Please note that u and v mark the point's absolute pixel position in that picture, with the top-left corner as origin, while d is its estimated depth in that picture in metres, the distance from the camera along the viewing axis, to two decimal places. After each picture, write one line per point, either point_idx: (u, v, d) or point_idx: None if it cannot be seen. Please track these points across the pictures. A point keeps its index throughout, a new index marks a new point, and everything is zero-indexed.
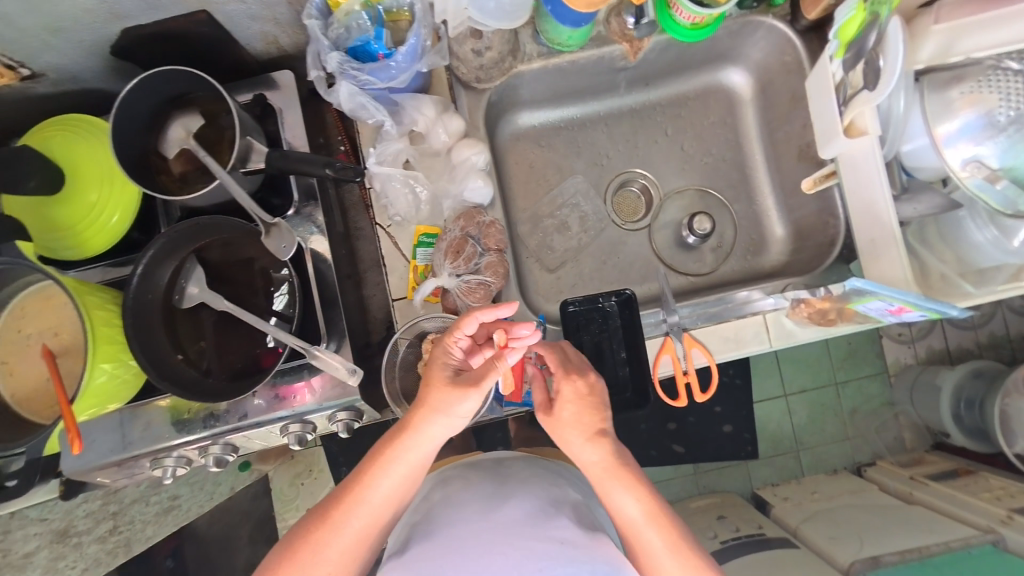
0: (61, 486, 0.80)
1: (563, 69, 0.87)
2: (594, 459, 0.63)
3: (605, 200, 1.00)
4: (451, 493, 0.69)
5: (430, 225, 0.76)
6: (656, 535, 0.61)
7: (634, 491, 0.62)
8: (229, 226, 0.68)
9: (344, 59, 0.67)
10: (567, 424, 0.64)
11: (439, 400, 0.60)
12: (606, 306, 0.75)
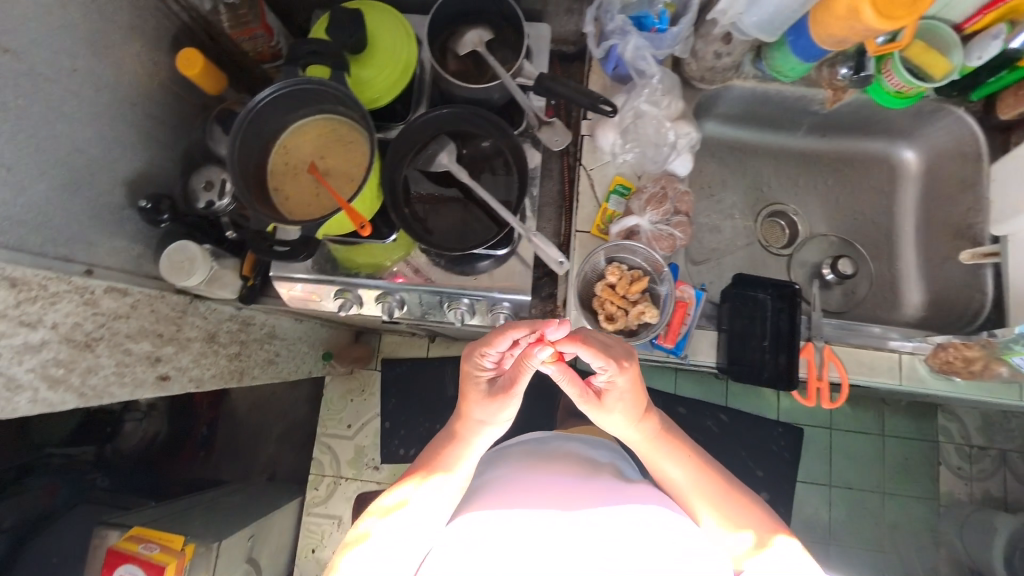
0: (244, 289, 0.92)
1: (767, 96, 0.98)
2: (647, 432, 0.78)
3: (755, 222, 1.09)
4: (511, 464, 0.89)
5: (626, 179, 0.87)
6: (697, 483, 0.77)
7: (676, 454, 0.79)
8: (481, 123, 0.81)
9: (626, 21, 0.79)
10: (622, 406, 0.72)
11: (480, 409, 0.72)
12: (761, 299, 0.82)
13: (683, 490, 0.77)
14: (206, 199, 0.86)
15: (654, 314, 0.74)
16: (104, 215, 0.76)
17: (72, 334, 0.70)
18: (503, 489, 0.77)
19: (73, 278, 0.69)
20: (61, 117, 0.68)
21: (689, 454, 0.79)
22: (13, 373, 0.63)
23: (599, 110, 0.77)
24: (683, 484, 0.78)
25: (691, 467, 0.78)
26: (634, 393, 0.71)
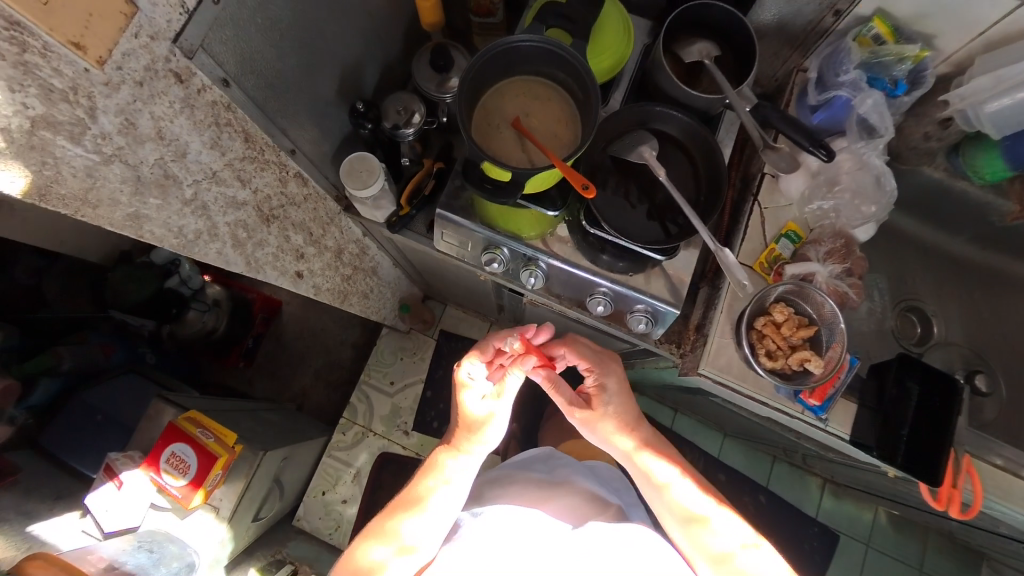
0: (394, 215, 0.93)
1: (954, 195, 0.91)
2: (617, 453, 0.85)
3: (889, 310, 0.99)
4: (518, 492, 0.97)
5: (799, 226, 0.84)
6: (685, 520, 0.77)
7: (657, 484, 0.80)
8: (685, 132, 0.79)
9: (860, 76, 0.76)
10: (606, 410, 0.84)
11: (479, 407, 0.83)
12: (907, 385, 0.78)
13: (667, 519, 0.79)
14: (394, 121, 0.87)
15: (819, 365, 0.72)
16: (322, 109, 0.78)
17: (262, 205, 0.72)
18: (500, 510, 0.86)
19: (281, 152, 0.71)
20: (326, 7, 0.69)
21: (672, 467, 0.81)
22: (215, 221, 0.64)
23: (815, 154, 0.74)
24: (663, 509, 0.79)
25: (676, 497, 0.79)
26: (619, 395, 0.85)
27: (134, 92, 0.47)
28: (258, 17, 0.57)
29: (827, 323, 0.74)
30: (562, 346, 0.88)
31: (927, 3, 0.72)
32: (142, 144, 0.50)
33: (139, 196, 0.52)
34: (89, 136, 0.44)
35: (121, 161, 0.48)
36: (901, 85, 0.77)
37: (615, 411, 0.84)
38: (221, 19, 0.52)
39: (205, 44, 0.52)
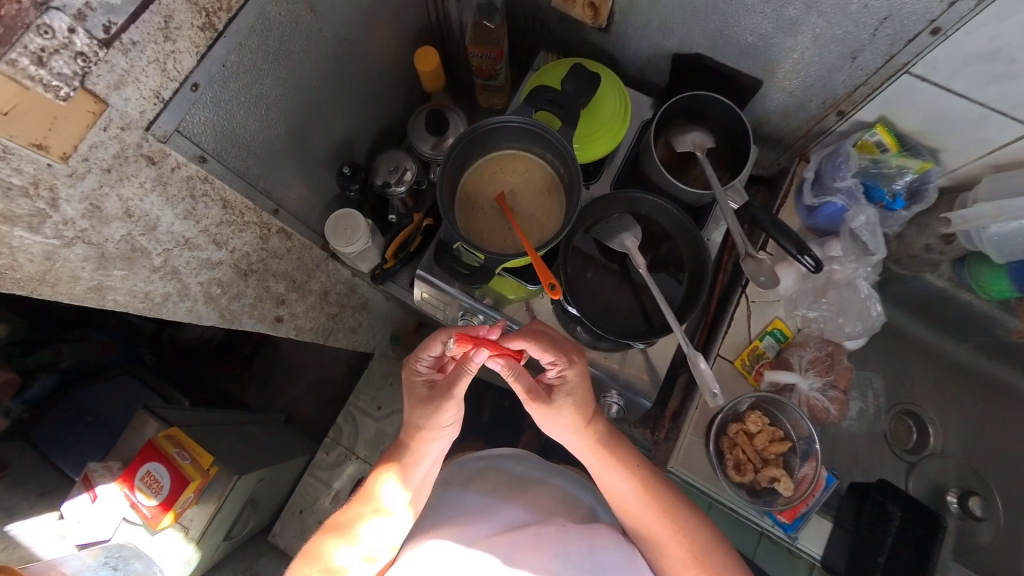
0: (379, 268, 0.93)
1: (960, 306, 0.85)
2: (576, 446, 0.74)
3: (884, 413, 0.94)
4: (488, 479, 0.89)
5: (787, 324, 0.80)
6: (654, 524, 0.73)
7: (625, 476, 0.73)
8: (671, 220, 0.78)
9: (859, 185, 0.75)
10: (566, 405, 0.70)
11: (422, 415, 0.73)
12: (887, 507, 0.72)
13: (633, 514, 0.74)
14: (385, 178, 0.88)
15: (789, 487, 0.68)
16: (312, 166, 0.78)
17: (239, 261, 0.73)
18: (480, 518, 0.80)
19: (263, 212, 0.71)
20: (320, 77, 0.69)
21: (637, 470, 0.74)
22: (186, 282, 0.65)
23: (802, 260, 0.69)
24: (631, 502, 0.73)
25: (640, 494, 0.73)
26: (583, 388, 0.70)
27: (101, 178, 0.48)
28: (242, 96, 0.58)
29: (802, 439, 0.71)
30: (521, 343, 0.67)
31: (935, 118, 0.68)
32: (108, 224, 0.51)
33: (102, 269, 0.53)
34: (49, 223, 0.46)
35: (83, 242, 0.49)
36: (896, 198, 0.76)
37: (576, 408, 0.70)
38: (200, 102, 0.53)
39: (181, 127, 0.53)
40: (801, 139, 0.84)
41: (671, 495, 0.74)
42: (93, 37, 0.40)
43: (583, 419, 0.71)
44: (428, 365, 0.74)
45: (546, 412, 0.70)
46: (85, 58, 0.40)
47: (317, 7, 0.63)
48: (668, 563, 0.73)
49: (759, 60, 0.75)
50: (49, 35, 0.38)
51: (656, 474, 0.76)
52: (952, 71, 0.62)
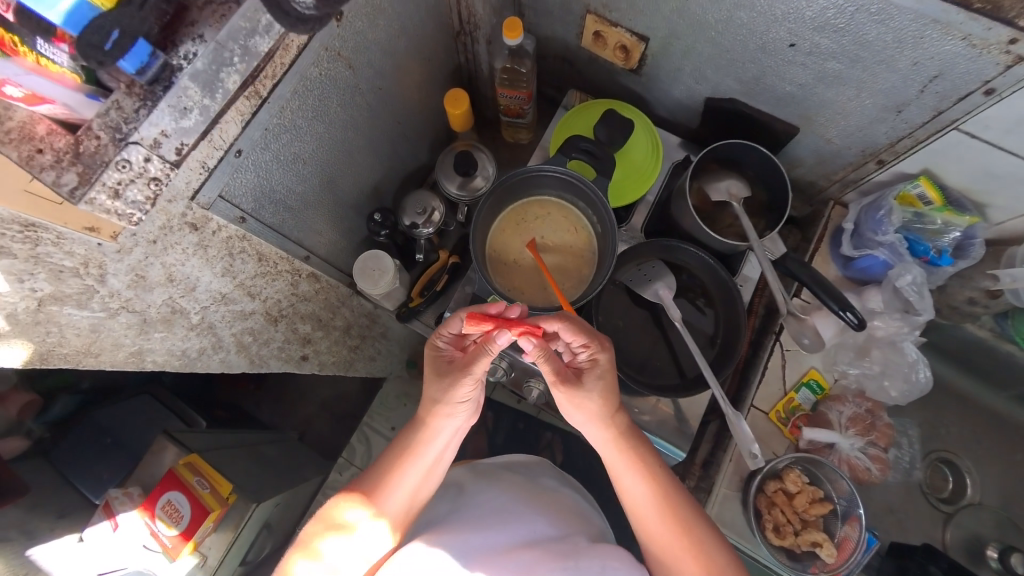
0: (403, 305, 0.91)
1: (1003, 355, 0.82)
2: (599, 437, 0.67)
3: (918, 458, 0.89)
4: (498, 486, 0.80)
5: (823, 375, 0.79)
6: (670, 538, 0.63)
7: (642, 478, 0.65)
8: (705, 270, 0.77)
9: (901, 240, 0.75)
10: (591, 391, 0.64)
11: (437, 387, 0.67)
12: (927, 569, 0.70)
13: (648, 522, 0.65)
14: (412, 220, 0.87)
15: (831, 553, 0.66)
16: (341, 214, 0.79)
17: (270, 309, 0.72)
18: (485, 526, 0.69)
19: (295, 261, 0.70)
20: (354, 126, 0.69)
21: (660, 475, 0.66)
22: (220, 334, 0.66)
23: (845, 317, 0.68)
24: (645, 510, 0.65)
25: (660, 500, 0.64)
26: (611, 379, 0.65)
27: (147, 250, 0.47)
28: (281, 156, 0.58)
29: (842, 501, 0.69)
30: (553, 324, 0.62)
31: (982, 172, 0.66)
32: (150, 291, 0.51)
33: (143, 334, 0.55)
34: (96, 299, 0.47)
35: (127, 311, 0.50)
36: (943, 255, 0.74)
37: (603, 396, 0.64)
38: (241, 165, 0.52)
39: (222, 193, 0.52)
40: (836, 183, 0.83)
41: (692, 511, 0.65)
42: (165, 162, 0.42)
43: (609, 407, 0.65)
44: (449, 342, 0.70)
45: (571, 396, 0.65)
46: (157, 181, 0.42)
47: (355, 62, 0.62)
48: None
49: (797, 108, 0.73)
50: (123, 168, 0.40)
51: (677, 484, 0.67)
52: (1005, 131, 0.60)
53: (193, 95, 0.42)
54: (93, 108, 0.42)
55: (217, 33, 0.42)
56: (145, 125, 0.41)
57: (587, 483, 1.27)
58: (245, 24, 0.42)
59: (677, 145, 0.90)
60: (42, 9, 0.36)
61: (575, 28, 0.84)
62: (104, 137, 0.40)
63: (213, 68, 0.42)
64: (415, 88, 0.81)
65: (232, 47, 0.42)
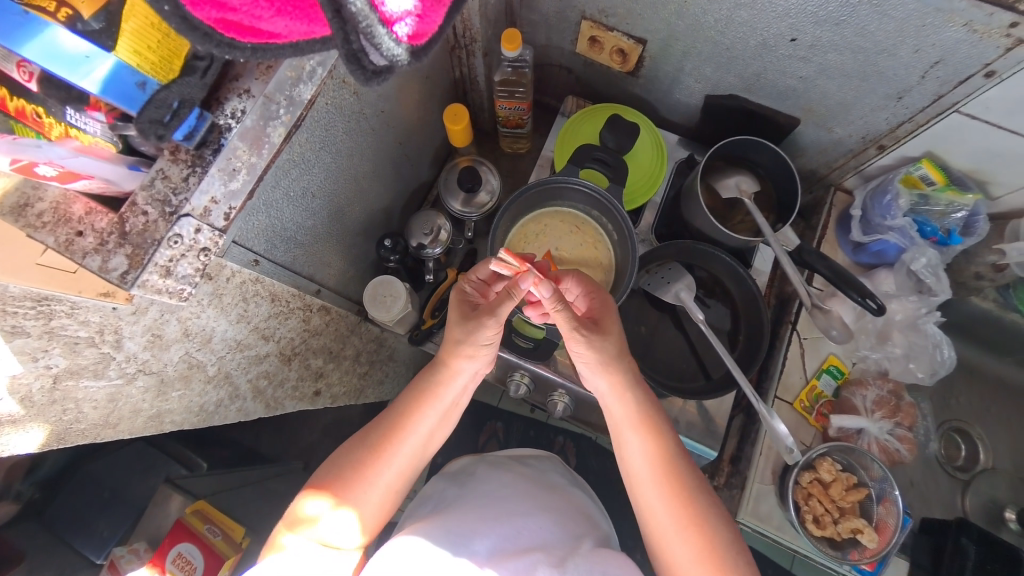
0: (416, 330, 0.87)
1: (1004, 325, 0.85)
2: (609, 390, 0.64)
3: (933, 432, 0.91)
4: (505, 479, 0.76)
5: (841, 360, 0.80)
6: (663, 501, 0.61)
7: (650, 436, 0.63)
8: (721, 267, 0.78)
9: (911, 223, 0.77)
10: (605, 342, 0.62)
11: (461, 330, 0.64)
12: (961, 541, 0.71)
13: (649, 481, 0.62)
14: (420, 240, 0.85)
15: (873, 539, 0.67)
16: (348, 244, 0.79)
17: (284, 348, 0.68)
18: (491, 520, 0.65)
19: (307, 296, 0.67)
20: (356, 152, 0.69)
21: (667, 436, 0.63)
22: (236, 383, 0.62)
23: (864, 304, 0.69)
24: (647, 472, 0.62)
25: (665, 460, 0.62)
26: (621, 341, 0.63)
27: (163, 308, 0.44)
28: (290, 192, 0.56)
29: (876, 484, 0.70)
30: (566, 278, 0.65)
31: (981, 151, 0.69)
32: (167, 349, 0.48)
33: (161, 395, 0.52)
34: (113, 366, 0.44)
35: (145, 374, 0.48)
36: (952, 231, 0.77)
37: (617, 347, 0.62)
38: (254, 207, 0.50)
39: (236, 238, 0.49)
40: (836, 170, 0.85)
41: (695, 474, 0.63)
42: (216, 230, 0.41)
43: (621, 356, 0.63)
44: (474, 289, 0.68)
45: (591, 341, 0.61)
46: (207, 251, 0.41)
47: (360, 90, 0.62)
48: (671, 555, 0.60)
49: (798, 101, 0.74)
50: (177, 242, 0.39)
51: (684, 450, 0.64)
52: (1005, 111, 0.61)
53: (241, 154, 0.41)
54: (136, 180, 0.41)
55: (264, 87, 0.41)
56: (196, 194, 0.40)
57: (608, 487, 1.25)
58: (291, 74, 0.42)
59: (678, 144, 0.92)
60: (78, 79, 0.35)
61: (571, 35, 0.85)
62: (153, 212, 0.39)
63: (260, 123, 0.41)
64: (416, 107, 0.84)
65: (278, 99, 0.42)
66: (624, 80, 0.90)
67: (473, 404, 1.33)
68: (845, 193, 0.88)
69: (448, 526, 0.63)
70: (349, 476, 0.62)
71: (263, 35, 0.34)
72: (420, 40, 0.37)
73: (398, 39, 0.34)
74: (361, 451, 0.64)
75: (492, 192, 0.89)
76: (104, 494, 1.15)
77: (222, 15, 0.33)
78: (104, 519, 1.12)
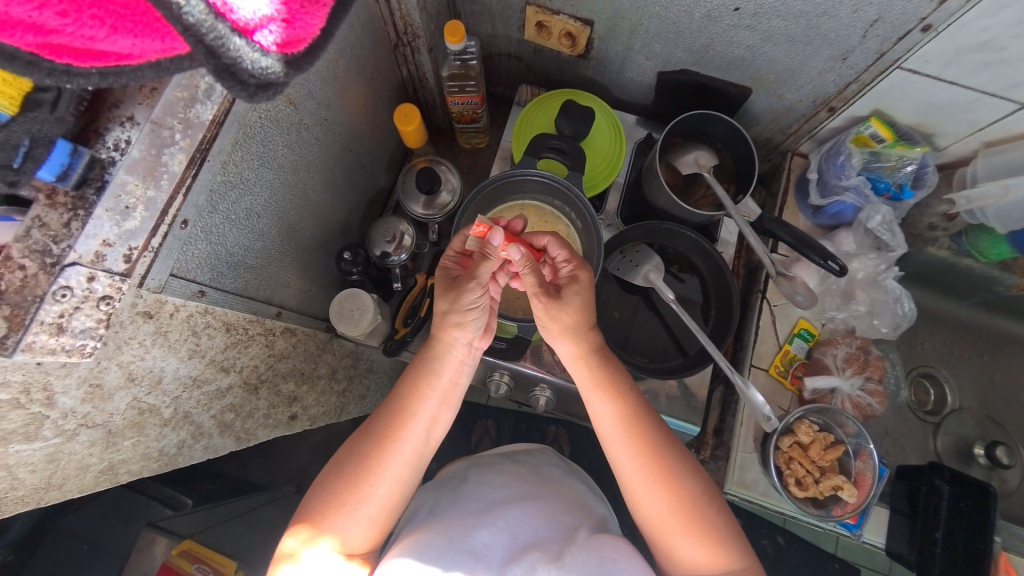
0: (390, 339, 0.85)
1: (960, 270, 0.88)
2: (568, 355, 0.64)
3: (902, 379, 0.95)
4: (500, 480, 0.74)
5: (811, 322, 0.82)
6: (634, 461, 0.60)
7: (611, 398, 0.62)
8: (687, 244, 0.78)
9: (865, 181, 0.78)
10: (568, 305, 0.61)
11: (445, 299, 0.63)
12: (935, 483, 0.73)
13: (614, 440, 0.62)
14: (383, 249, 0.83)
15: (853, 493, 0.68)
16: (305, 261, 0.76)
17: (249, 377, 0.65)
18: (487, 522, 0.64)
19: (267, 320, 0.64)
20: (301, 165, 0.66)
21: (629, 395, 0.63)
22: (199, 422, 0.59)
23: (826, 266, 0.70)
24: (612, 431, 0.62)
25: (628, 420, 0.62)
26: (587, 304, 0.63)
27: (98, 355, 0.41)
28: (231, 215, 0.53)
29: (852, 439, 0.72)
30: (541, 238, 0.63)
31: (924, 104, 0.70)
32: (110, 398, 0.45)
33: (111, 447, 0.49)
34: (48, 425, 0.41)
35: (87, 428, 0.45)
36: (905, 184, 0.77)
37: (577, 313, 0.62)
38: (190, 236, 0.46)
39: (174, 271, 0.46)
40: (791, 135, 0.86)
41: (663, 430, 0.62)
42: (113, 275, 0.40)
43: (583, 322, 0.63)
44: (456, 264, 0.67)
45: (546, 308, 0.62)
46: (107, 300, 0.39)
47: (295, 98, 0.59)
48: (641, 506, 0.60)
49: (748, 70, 0.74)
50: (68, 295, 0.38)
51: (651, 407, 0.64)
52: (943, 64, 0.62)
53: (134, 189, 0.40)
54: (8, 230, 0.38)
55: (151, 112, 0.41)
56: (82, 240, 0.39)
57: (602, 470, 1.26)
58: (180, 94, 0.42)
59: (636, 124, 0.91)
60: None
61: (516, 22, 0.82)
62: (30, 264, 0.37)
63: (152, 152, 0.41)
64: (363, 111, 0.81)
65: (171, 122, 0.41)
66: (575, 64, 0.88)
67: (460, 406, 1.32)
68: (801, 158, 0.90)
69: (446, 533, 0.61)
70: (351, 474, 0.60)
71: (108, 58, 0.32)
72: (298, 47, 0.34)
73: (263, 49, 0.32)
74: (366, 444, 0.61)
75: (453, 191, 0.87)
76: (84, 547, 1.09)
77: (44, 40, 0.30)
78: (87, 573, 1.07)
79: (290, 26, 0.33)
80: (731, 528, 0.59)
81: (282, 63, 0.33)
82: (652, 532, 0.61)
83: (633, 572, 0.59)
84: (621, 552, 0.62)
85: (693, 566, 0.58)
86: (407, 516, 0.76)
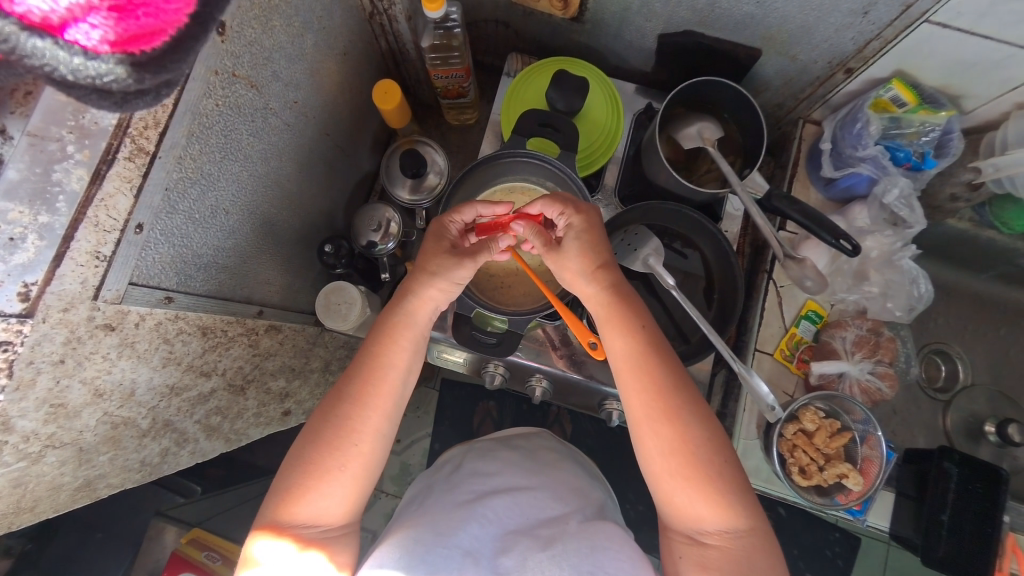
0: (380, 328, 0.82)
1: (982, 241, 0.83)
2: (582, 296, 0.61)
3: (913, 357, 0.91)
4: (492, 467, 0.73)
5: (820, 304, 0.78)
6: (641, 396, 0.57)
7: (622, 333, 0.59)
8: (690, 224, 0.74)
9: (883, 151, 0.71)
10: (570, 254, 0.59)
11: (436, 253, 0.60)
12: (944, 466, 0.71)
13: (628, 378, 0.58)
14: (368, 238, 0.79)
15: (858, 481, 0.67)
16: (285, 254, 0.73)
17: (233, 379, 0.63)
18: (477, 514, 0.62)
19: (247, 320, 0.62)
20: (271, 154, 0.61)
21: (642, 333, 0.58)
22: (182, 428, 0.58)
23: (838, 246, 0.66)
24: (623, 364, 0.59)
25: (639, 359, 0.58)
26: (588, 242, 0.59)
27: (53, 373, 0.39)
28: (195, 212, 0.49)
29: (859, 425, 0.70)
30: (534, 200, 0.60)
31: (954, 63, 0.63)
32: (78, 415, 0.43)
33: (85, 463, 0.47)
34: (8, 451, 0.39)
35: (54, 449, 0.43)
36: (927, 150, 0.72)
37: (582, 255, 0.59)
38: (149, 241, 0.44)
39: (134, 279, 0.43)
40: (804, 101, 0.80)
41: (675, 370, 0.58)
42: (10, 318, 0.35)
43: (594, 259, 0.59)
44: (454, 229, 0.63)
45: (553, 264, 0.61)
46: (4, 346, 0.35)
47: (257, 80, 0.54)
48: (642, 448, 0.57)
49: (757, 28, 0.67)
50: None
51: (665, 347, 0.60)
52: (978, 16, 0.55)
53: (20, 217, 0.35)
54: None
55: (28, 122, 0.35)
56: None
57: (604, 449, 1.26)
58: (65, 97, 0.36)
59: (635, 92, 0.85)
60: None
61: None
62: None
63: (38, 170, 0.35)
64: (339, 89, 0.75)
65: (58, 131, 0.36)
66: (570, 28, 0.81)
67: (462, 387, 1.31)
68: (814, 125, 0.83)
69: (439, 527, 0.60)
70: (331, 440, 0.57)
71: None
72: (154, 43, 0.31)
73: (89, 50, 0.29)
74: (344, 407, 0.58)
75: (441, 173, 0.82)
76: (98, 535, 1.11)
77: None
78: (104, 557, 1.10)
79: (129, 16, 0.29)
80: (738, 485, 0.55)
81: (128, 66, 0.30)
82: (651, 479, 0.58)
83: (624, 559, 0.57)
84: (615, 543, 0.59)
85: (692, 520, 0.56)
86: (403, 507, 0.77)
